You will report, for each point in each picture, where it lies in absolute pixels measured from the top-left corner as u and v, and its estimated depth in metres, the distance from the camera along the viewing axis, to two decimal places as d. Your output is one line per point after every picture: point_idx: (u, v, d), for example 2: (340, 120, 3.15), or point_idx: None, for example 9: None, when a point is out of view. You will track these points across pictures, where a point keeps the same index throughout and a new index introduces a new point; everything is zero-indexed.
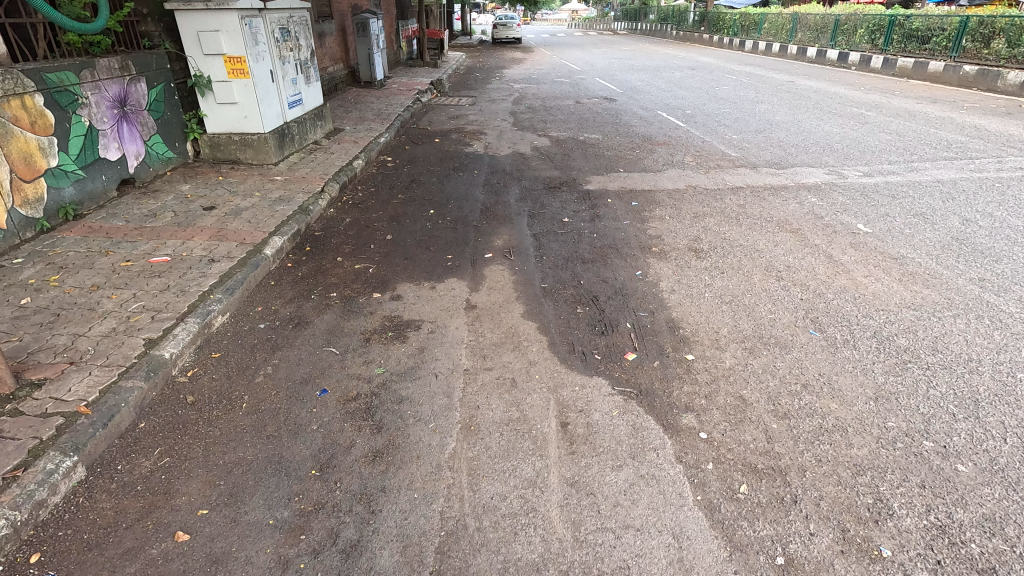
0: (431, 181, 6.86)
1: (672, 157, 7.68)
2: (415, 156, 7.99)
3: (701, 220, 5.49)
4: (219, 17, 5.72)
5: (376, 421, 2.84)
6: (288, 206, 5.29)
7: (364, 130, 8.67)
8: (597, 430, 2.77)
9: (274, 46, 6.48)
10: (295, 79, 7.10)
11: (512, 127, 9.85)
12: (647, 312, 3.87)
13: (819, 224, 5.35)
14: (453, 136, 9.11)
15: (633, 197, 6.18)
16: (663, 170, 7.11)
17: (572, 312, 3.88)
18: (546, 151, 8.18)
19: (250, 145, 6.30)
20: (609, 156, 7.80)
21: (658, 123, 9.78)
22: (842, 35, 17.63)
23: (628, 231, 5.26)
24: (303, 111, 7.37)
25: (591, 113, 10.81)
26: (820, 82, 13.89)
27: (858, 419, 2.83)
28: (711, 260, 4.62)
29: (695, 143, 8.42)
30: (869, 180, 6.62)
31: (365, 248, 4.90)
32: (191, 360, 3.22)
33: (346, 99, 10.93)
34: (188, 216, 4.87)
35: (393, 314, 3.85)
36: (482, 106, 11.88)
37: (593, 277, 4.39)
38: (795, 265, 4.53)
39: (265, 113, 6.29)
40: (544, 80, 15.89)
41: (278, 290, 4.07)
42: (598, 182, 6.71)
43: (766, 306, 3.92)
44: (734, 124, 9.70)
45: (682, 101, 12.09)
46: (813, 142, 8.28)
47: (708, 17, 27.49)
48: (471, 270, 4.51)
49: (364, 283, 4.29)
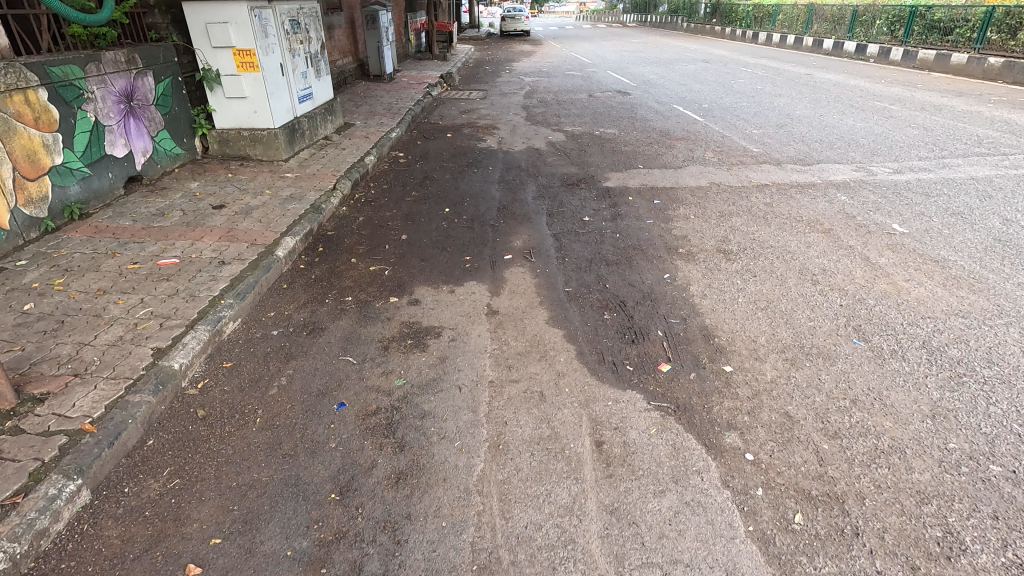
0: (445, 178, 6.67)
1: (692, 152, 7.45)
2: (427, 152, 7.79)
3: (727, 219, 5.27)
4: (228, 9, 5.54)
5: (398, 439, 2.66)
6: (300, 204, 5.12)
7: (375, 125, 8.48)
8: (635, 451, 2.59)
9: (283, 39, 6.30)
10: (305, 72, 6.91)
11: (525, 121, 9.63)
12: (678, 319, 3.67)
13: (851, 224, 5.12)
14: (465, 131, 8.90)
15: (654, 195, 5.97)
16: (683, 166, 6.88)
17: (599, 319, 3.69)
18: (561, 146, 7.97)
19: (260, 140, 6.13)
20: (627, 152, 7.58)
21: (675, 117, 9.52)
22: (860, 26, 17.24)
23: (652, 230, 5.06)
24: (313, 106, 7.18)
25: (605, 107, 10.56)
26: (839, 75, 13.55)
27: (916, 440, 2.62)
28: (741, 262, 4.41)
29: (715, 138, 8.18)
30: (900, 177, 6.36)
31: (380, 249, 4.72)
32: (202, 370, 3.05)
33: (356, 92, 10.73)
34: (197, 215, 4.71)
35: (412, 320, 3.67)
36: (493, 100, 11.66)
37: (619, 280, 4.20)
38: (831, 268, 4.31)
39: (275, 107, 6.11)
40: (554, 73, 15.63)
41: (290, 295, 3.90)
42: (618, 179, 6.50)
43: (804, 313, 3.71)
44: (754, 119, 9.43)
45: (699, 95, 11.82)
46: (837, 137, 8.02)
47: (720, 10, 27.07)
48: (491, 272, 4.33)
49: (380, 286, 4.11)
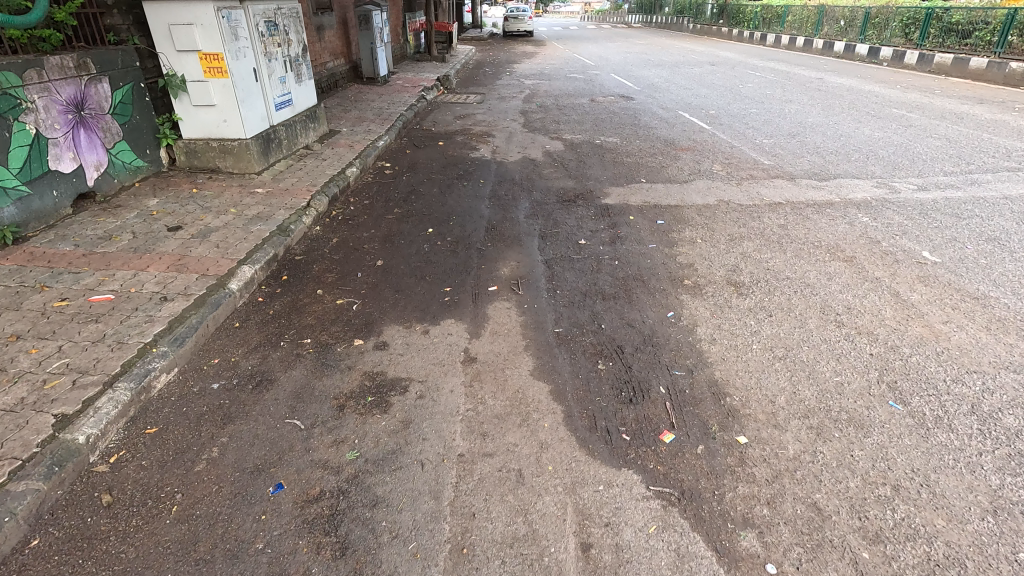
0: (432, 193, 6.19)
1: (699, 165, 6.96)
2: (416, 162, 7.31)
3: (738, 244, 4.78)
4: (192, 9, 5.08)
5: (340, 538, 2.18)
6: (266, 225, 4.64)
7: (362, 132, 8.01)
8: (629, 559, 2.10)
9: (257, 41, 5.83)
10: (283, 77, 6.45)
11: (522, 128, 9.15)
12: (683, 371, 3.18)
13: (875, 250, 4.62)
14: (458, 139, 8.42)
15: (657, 214, 5.47)
16: (689, 180, 6.39)
17: (591, 370, 3.20)
18: (559, 156, 7.47)
19: (230, 152, 5.66)
20: (629, 164, 7.09)
21: (680, 125, 9.03)
22: (872, 29, 16.68)
23: (655, 257, 4.57)
24: (293, 113, 6.72)
25: (607, 114, 10.08)
26: (851, 80, 13.02)
27: (977, 548, 2.12)
28: (754, 298, 3.92)
29: (723, 149, 7.67)
30: (926, 194, 5.85)
31: (350, 278, 4.24)
32: (118, 439, 2.58)
33: (346, 96, 10.27)
34: (148, 239, 4.24)
35: (377, 369, 3.19)
36: (491, 105, 11.18)
37: (616, 319, 3.71)
38: (857, 306, 3.81)
39: (247, 116, 5.64)
40: (556, 76, 15.14)
41: (241, 336, 3.43)
42: (618, 195, 6.00)
43: (829, 364, 3.21)
44: (764, 127, 8.93)
45: (706, 100, 11.31)
46: (854, 148, 7.51)
47: (727, 11, 26.53)
48: (473, 308, 3.84)
49: (345, 325, 3.63)
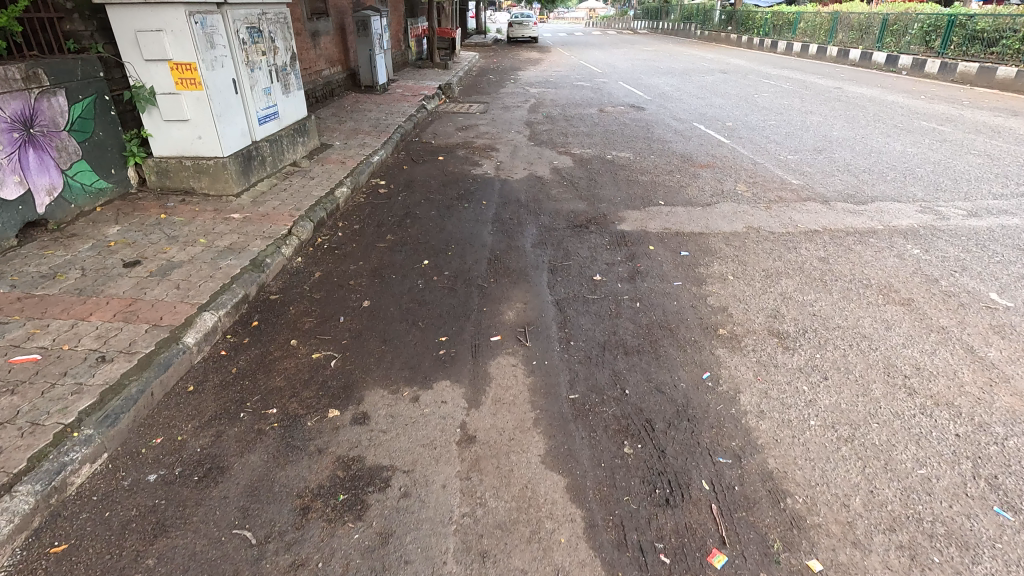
0: (430, 216, 5.63)
1: (720, 185, 6.39)
2: (413, 180, 6.74)
3: (775, 283, 4.19)
4: (161, 14, 4.54)
5: None
6: (238, 259, 4.08)
7: (357, 146, 7.47)
8: None
9: (237, 49, 5.30)
10: (268, 88, 5.91)
11: (528, 141, 8.59)
12: (729, 458, 2.59)
13: (934, 291, 4.03)
14: (459, 154, 7.87)
15: (679, 243, 4.89)
16: (712, 203, 5.81)
17: (616, 455, 2.61)
18: (568, 173, 6.90)
19: (206, 172, 5.11)
20: (644, 183, 6.52)
21: (696, 139, 8.46)
22: (890, 36, 16.11)
23: (681, 298, 3.98)
24: (279, 127, 6.18)
25: (618, 126, 9.53)
26: (872, 90, 12.46)
27: None
28: (803, 353, 3.33)
29: (745, 166, 7.10)
30: (978, 220, 5.26)
31: (331, 324, 3.67)
32: (11, 565, 2.02)
33: (342, 106, 9.74)
34: (98, 277, 3.67)
35: (353, 453, 2.60)
36: (494, 115, 10.65)
37: (642, 382, 3.12)
38: (927, 365, 3.21)
39: (224, 131, 5.09)
40: (562, 84, 14.63)
41: (192, 406, 2.85)
42: (634, 220, 5.42)
43: (909, 448, 2.61)
44: (786, 141, 8.36)
45: (721, 111, 10.76)
46: (888, 166, 6.93)
47: (737, 17, 25.98)
48: (473, 365, 3.25)
49: (320, 388, 3.05)
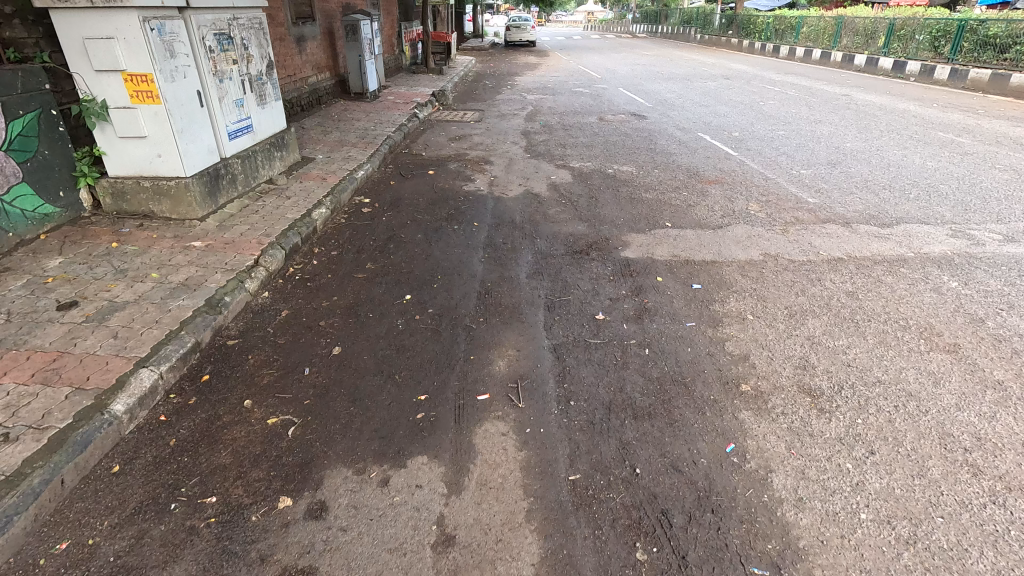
0: (416, 240, 5.14)
1: (731, 203, 5.92)
2: (400, 198, 6.26)
3: (800, 324, 3.71)
4: (111, 19, 4.07)
5: None
6: (192, 298, 3.59)
7: (341, 159, 6.99)
8: None
9: (203, 58, 4.82)
10: (240, 100, 5.44)
11: (524, 153, 8.13)
12: (766, 569, 2.10)
13: (982, 335, 3.56)
14: (451, 167, 7.40)
15: (690, 274, 4.42)
16: (723, 225, 5.34)
17: (627, 565, 2.12)
18: (567, 190, 6.43)
19: (167, 194, 4.63)
20: (649, 202, 6.05)
21: (702, 151, 8.02)
22: (897, 41, 15.72)
23: (695, 343, 3.50)
24: (254, 141, 5.71)
25: (619, 136, 9.08)
26: (882, 97, 12.04)
27: None
28: (842, 417, 2.86)
29: (756, 182, 6.65)
30: (1016, 245, 4.81)
31: (294, 378, 3.18)
32: None
33: (329, 115, 9.27)
34: (24, 324, 3.19)
35: (304, 562, 2.12)
36: (489, 124, 10.18)
37: (655, 457, 2.63)
38: (990, 434, 2.73)
39: (187, 149, 4.61)
40: (560, 89, 14.18)
41: (113, 494, 2.37)
42: (639, 246, 4.95)
43: (987, 555, 2.13)
44: (797, 153, 7.92)
45: (726, 119, 10.32)
46: (909, 182, 6.49)
47: (737, 21, 25.60)
48: (456, 434, 2.76)
49: (273, 465, 2.56)
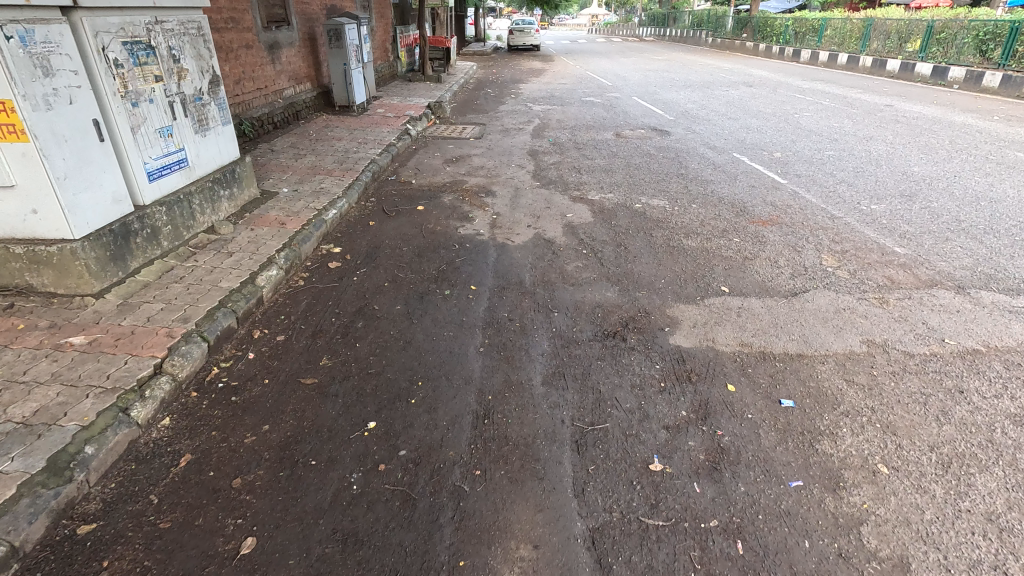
0: (393, 314, 3.87)
1: (798, 256, 4.66)
2: (379, 246, 4.99)
3: (966, 484, 2.43)
4: None
5: None
6: (32, 454, 2.34)
7: (310, 193, 5.75)
8: None
9: (103, 74, 3.57)
10: (167, 128, 4.19)
11: (533, 180, 6.88)
12: None
13: None
14: (445, 201, 6.15)
15: (772, 379, 3.15)
16: (797, 291, 4.08)
17: None
18: (588, 235, 5.17)
19: (47, 263, 3.38)
20: (692, 252, 4.77)
21: (744, 178, 6.77)
22: (936, 45, 14.44)
23: (816, 532, 2.22)
24: (189, 178, 4.45)
25: (642, 157, 7.84)
26: (932, 107, 10.77)
27: None
28: None
29: (821, 222, 5.39)
30: None
31: None
32: None
33: (306, 134, 8.02)
34: None
35: None
36: (492, 142, 8.93)
37: None
38: None
39: (77, 201, 3.35)
40: (569, 99, 12.93)
41: None
42: (693, 327, 3.67)
43: None
44: (858, 180, 6.66)
45: (762, 135, 9.07)
46: (1016, 223, 5.20)
47: (753, 24, 24.36)
48: None
49: None
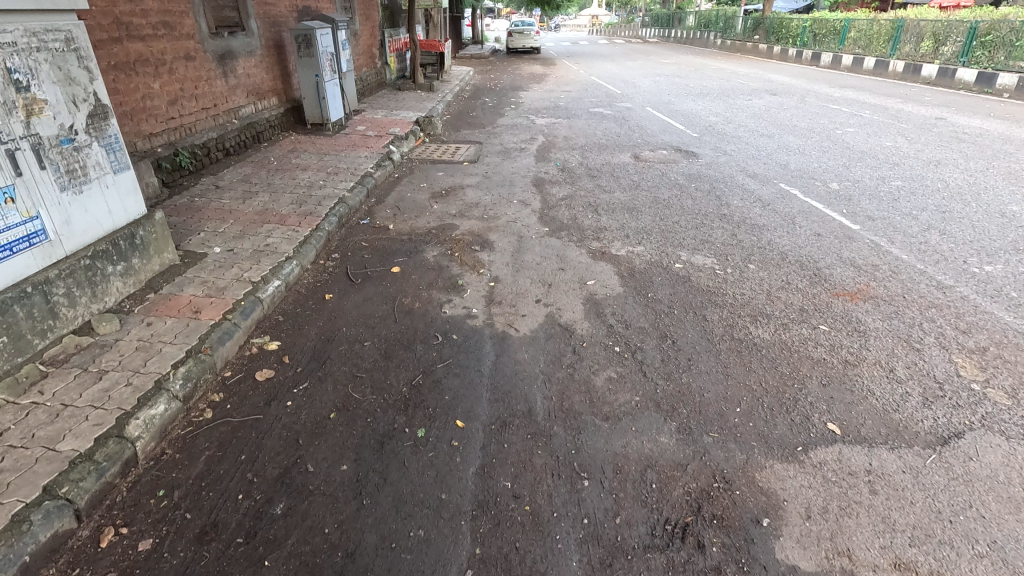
0: (335, 485, 2.50)
1: (920, 359, 3.30)
2: (334, 337, 3.61)
3: None
4: None
5: None
6: None
7: (249, 254, 4.37)
8: None
9: None
10: (6, 189, 2.82)
11: (541, 223, 5.52)
12: None
13: None
14: (429, 256, 4.78)
15: None
16: (945, 434, 2.72)
17: None
18: (619, 317, 3.81)
19: None
20: (768, 351, 3.42)
21: (803, 220, 5.43)
22: (979, 48, 13.14)
23: None
24: (52, 257, 3.10)
25: (671, 188, 6.49)
26: (993, 121, 9.45)
27: None
28: None
29: (928, 294, 4.04)
30: None
31: None
32: None
33: (264, 162, 6.65)
34: None
35: None
36: (490, 166, 7.58)
37: None
38: None
39: None
40: (576, 110, 11.57)
41: None
42: (809, 518, 2.30)
43: None
44: (947, 223, 5.31)
45: (806, 158, 7.73)
46: None
47: (766, 25, 23.04)
48: None
49: None
